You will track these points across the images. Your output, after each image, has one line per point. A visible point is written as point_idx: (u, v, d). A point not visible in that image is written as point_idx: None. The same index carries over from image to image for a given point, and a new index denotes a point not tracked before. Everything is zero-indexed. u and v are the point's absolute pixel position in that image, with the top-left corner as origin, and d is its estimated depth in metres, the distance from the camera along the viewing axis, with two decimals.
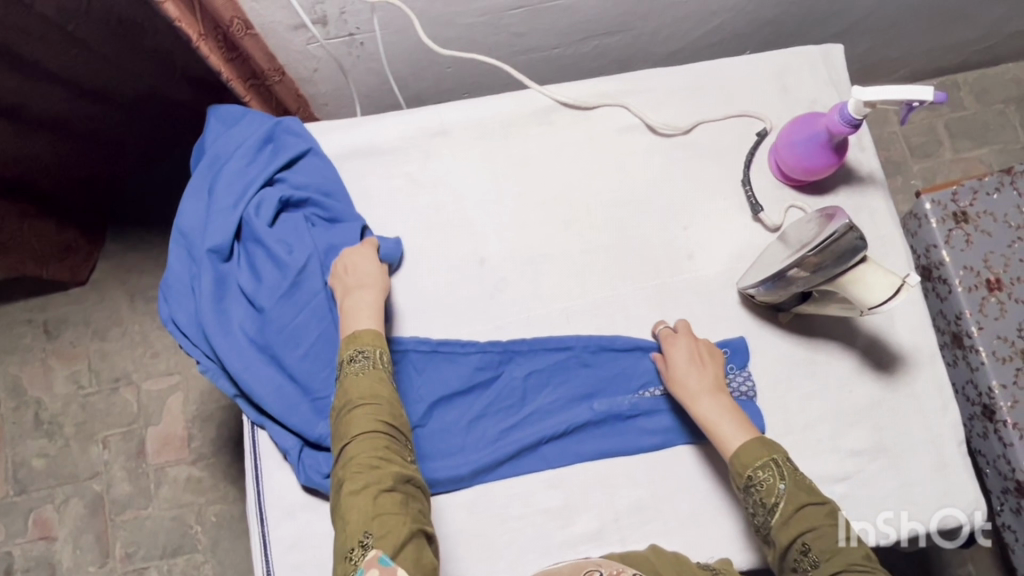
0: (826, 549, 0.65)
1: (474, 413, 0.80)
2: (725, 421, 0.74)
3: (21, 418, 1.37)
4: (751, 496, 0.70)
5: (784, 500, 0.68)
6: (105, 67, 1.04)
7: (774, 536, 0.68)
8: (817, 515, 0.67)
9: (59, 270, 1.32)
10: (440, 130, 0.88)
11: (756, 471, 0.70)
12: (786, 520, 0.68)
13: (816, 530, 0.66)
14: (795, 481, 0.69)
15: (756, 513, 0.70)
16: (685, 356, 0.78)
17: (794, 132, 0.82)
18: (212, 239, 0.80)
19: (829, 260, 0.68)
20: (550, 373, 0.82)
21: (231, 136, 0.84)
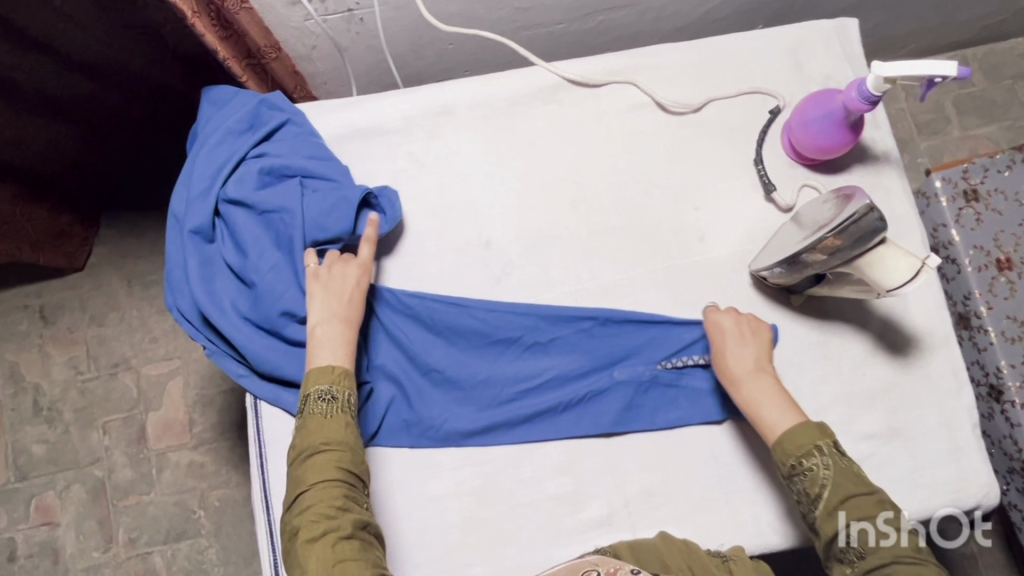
0: (869, 541, 0.62)
1: (479, 371, 0.80)
2: (770, 404, 0.71)
3: (20, 405, 1.35)
4: (795, 485, 0.67)
5: (829, 489, 0.65)
6: (93, 44, 1.01)
7: (820, 525, 0.65)
8: (863, 504, 0.64)
9: (54, 256, 1.29)
10: (443, 109, 0.86)
11: (801, 459, 0.67)
12: (831, 510, 0.65)
13: (860, 520, 0.63)
14: (842, 472, 0.66)
15: (804, 504, 0.67)
16: (726, 333, 0.76)
17: (809, 109, 0.79)
18: (192, 220, 0.78)
19: (848, 242, 0.67)
20: (555, 331, 0.81)
21: (220, 117, 0.82)
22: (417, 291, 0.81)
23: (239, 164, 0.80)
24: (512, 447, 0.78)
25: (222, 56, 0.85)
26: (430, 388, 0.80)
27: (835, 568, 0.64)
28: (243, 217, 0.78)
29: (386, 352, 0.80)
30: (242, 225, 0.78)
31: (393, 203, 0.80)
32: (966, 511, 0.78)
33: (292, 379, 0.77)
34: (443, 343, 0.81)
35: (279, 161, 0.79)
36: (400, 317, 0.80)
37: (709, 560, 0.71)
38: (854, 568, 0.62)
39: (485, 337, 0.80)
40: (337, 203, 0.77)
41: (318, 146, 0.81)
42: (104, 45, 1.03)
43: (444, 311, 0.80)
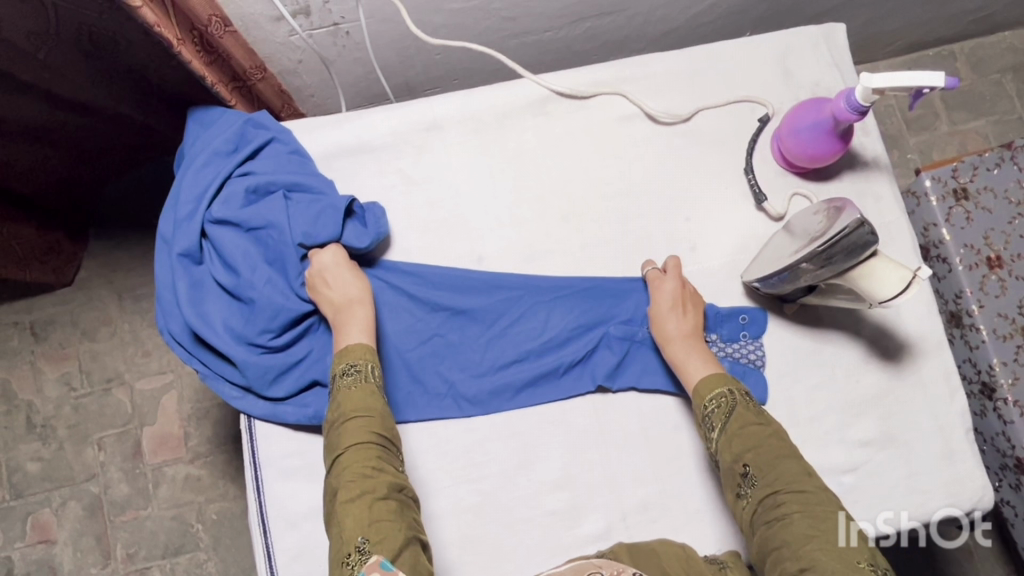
0: (763, 466, 0.64)
1: (480, 337, 0.82)
2: (696, 357, 0.75)
3: (12, 422, 1.34)
4: (708, 424, 0.70)
5: (734, 419, 0.68)
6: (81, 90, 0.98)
7: (721, 458, 0.68)
8: (758, 434, 0.66)
9: (41, 273, 1.28)
10: (432, 124, 0.85)
11: (712, 400, 0.71)
12: (732, 439, 0.67)
13: (756, 449, 0.65)
14: (744, 405, 0.69)
15: (711, 441, 0.70)
16: (667, 299, 0.78)
17: (797, 119, 0.79)
18: (180, 244, 0.76)
19: (839, 254, 0.66)
20: (557, 294, 0.82)
21: (205, 137, 0.80)
22: (416, 259, 0.82)
23: (224, 184, 0.78)
24: (509, 463, 0.78)
25: (209, 81, 0.85)
26: (433, 356, 0.81)
27: (734, 503, 0.66)
28: (230, 236, 0.77)
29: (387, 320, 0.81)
30: (230, 245, 0.76)
31: (382, 213, 0.79)
32: (962, 514, 0.79)
33: (288, 392, 0.78)
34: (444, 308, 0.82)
35: (264, 179, 0.78)
36: (402, 280, 0.81)
37: (706, 566, 0.70)
38: (751, 498, 0.64)
39: (485, 299, 0.82)
40: (324, 214, 0.77)
41: (304, 161, 0.80)
42: (96, 95, 0.99)
43: (444, 275, 0.82)
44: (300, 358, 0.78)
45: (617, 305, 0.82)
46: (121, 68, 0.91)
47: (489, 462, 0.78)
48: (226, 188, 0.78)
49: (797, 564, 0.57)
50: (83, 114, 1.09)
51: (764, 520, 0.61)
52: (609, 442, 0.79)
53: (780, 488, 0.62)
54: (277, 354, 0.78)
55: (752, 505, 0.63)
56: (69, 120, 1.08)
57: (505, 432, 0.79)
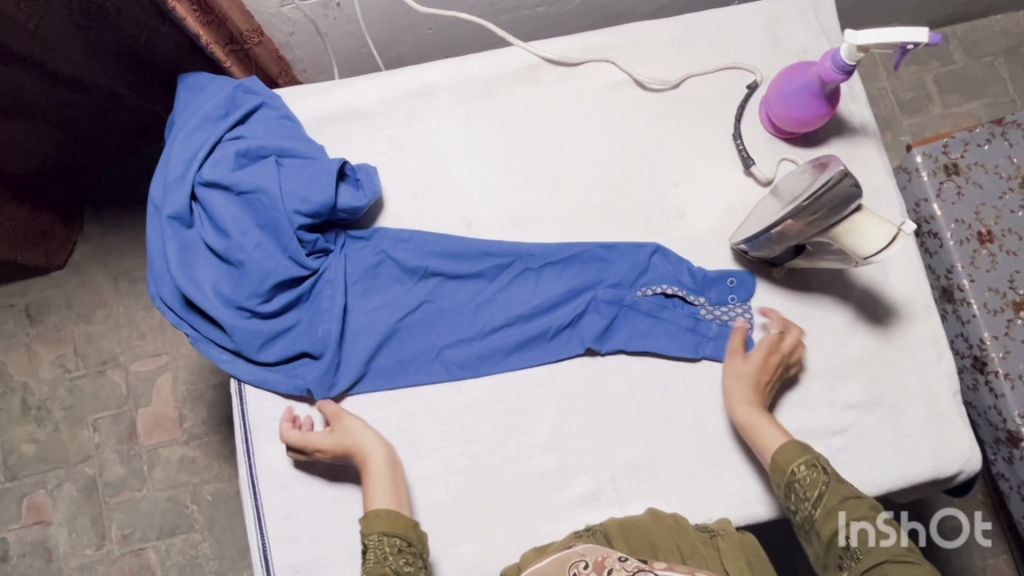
0: (868, 544, 0.64)
1: (469, 303, 0.81)
2: (768, 426, 0.74)
3: (8, 404, 1.35)
4: (793, 493, 0.70)
5: (825, 492, 0.68)
6: (76, 66, 1.00)
7: (817, 528, 0.67)
8: (859, 509, 0.66)
9: (34, 256, 1.29)
10: (422, 91, 0.85)
11: (798, 467, 0.70)
12: (828, 512, 0.67)
13: (860, 520, 0.65)
14: (837, 478, 0.69)
15: (798, 510, 0.69)
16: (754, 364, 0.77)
17: (785, 83, 0.79)
18: (170, 206, 0.76)
19: (825, 209, 0.66)
20: (547, 258, 0.82)
21: (196, 103, 0.80)
22: (408, 226, 0.82)
23: (215, 148, 0.78)
24: (498, 426, 0.79)
25: (204, 41, 0.84)
26: (422, 322, 0.81)
27: (829, 572, 0.66)
28: (220, 199, 0.76)
29: (377, 288, 0.81)
30: (219, 208, 0.76)
31: (372, 177, 0.80)
32: (950, 476, 0.79)
33: (278, 357, 0.78)
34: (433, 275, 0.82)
35: (254, 142, 0.78)
36: (391, 246, 0.81)
37: (697, 535, 0.72)
38: (852, 572, 0.63)
39: (475, 266, 0.82)
40: (315, 176, 0.76)
41: (294, 126, 0.80)
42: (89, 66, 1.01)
43: (434, 241, 0.81)
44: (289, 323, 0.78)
45: (607, 269, 0.82)
46: (112, 40, 0.95)
47: (479, 424, 0.78)
48: (216, 152, 0.77)
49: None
50: (78, 90, 1.09)
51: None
52: (597, 404, 0.80)
53: (886, 564, 0.62)
54: (266, 319, 0.78)
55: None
56: (64, 96, 1.09)
57: (493, 394, 0.79)
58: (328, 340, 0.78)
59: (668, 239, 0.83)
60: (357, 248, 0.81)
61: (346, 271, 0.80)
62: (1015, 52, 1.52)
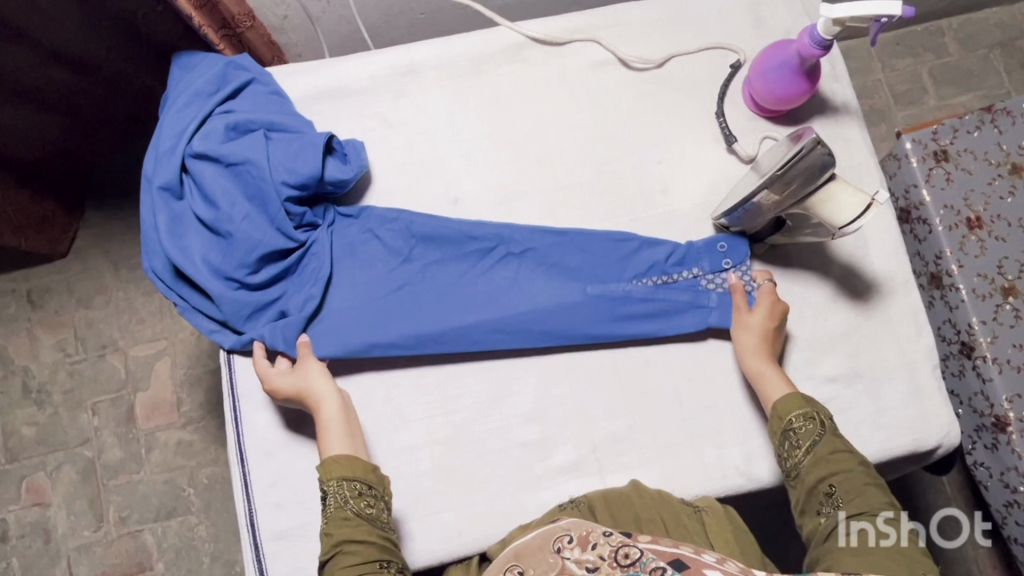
0: (850, 492, 0.66)
1: (451, 285, 0.82)
2: (774, 379, 0.75)
3: (9, 387, 1.37)
4: (788, 441, 0.71)
5: (820, 445, 0.70)
6: (72, 41, 1.04)
7: (801, 475, 0.69)
8: (848, 461, 0.68)
9: (36, 243, 1.31)
10: (410, 70, 0.87)
11: (797, 418, 0.71)
12: (818, 461, 0.69)
13: (846, 475, 0.67)
14: (832, 432, 0.71)
15: (788, 457, 0.71)
16: (766, 319, 0.77)
17: (766, 60, 0.81)
18: (161, 177, 0.78)
19: (799, 178, 0.67)
20: (531, 238, 0.83)
21: (188, 79, 0.82)
22: (394, 208, 0.83)
23: (205, 121, 0.80)
24: (481, 397, 0.80)
25: (196, 23, 0.86)
26: (403, 303, 0.80)
27: (805, 518, 0.68)
28: (209, 171, 0.78)
29: (361, 267, 0.82)
30: (209, 179, 0.78)
31: (359, 151, 0.82)
32: (929, 451, 0.80)
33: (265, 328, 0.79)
34: (415, 258, 0.83)
35: (244, 116, 0.79)
36: (377, 228, 0.83)
37: (682, 509, 0.72)
38: (829, 518, 0.66)
39: (459, 248, 0.83)
40: (303, 149, 0.78)
41: (283, 102, 0.82)
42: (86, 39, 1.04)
43: (418, 223, 0.83)
44: (275, 296, 0.80)
45: (590, 245, 0.83)
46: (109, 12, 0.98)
47: (463, 395, 0.80)
48: (206, 125, 0.79)
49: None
50: (78, 74, 1.12)
51: (843, 535, 0.63)
52: (578, 375, 0.81)
53: (866, 513, 0.64)
54: (253, 290, 0.79)
55: (831, 523, 0.65)
56: (64, 79, 1.11)
57: (477, 367, 0.81)
58: (312, 314, 0.79)
59: (651, 216, 0.84)
60: (344, 226, 0.83)
61: (332, 248, 0.82)
62: (1010, 44, 1.53)
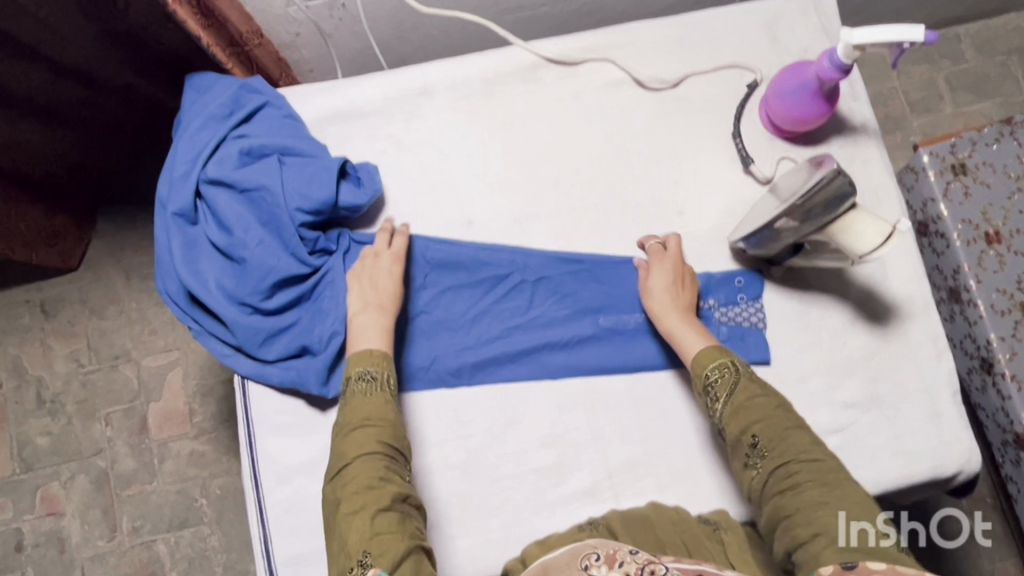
0: (773, 440, 0.64)
1: (466, 314, 0.82)
2: (687, 333, 0.75)
3: (23, 397, 1.38)
4: (709, 397, 0.70)
5: (736, 393, 0.69)
6: (86, 58, 1.02)
7: (725, 428, 0.68)
8: (765, 406, 0.67)
9: (48, 257, 1.32)
10: (423, 91, 0.86)
11: (712, 371, 0.71)
12: (736, 412, 0.68)
13: (765, 421, 0.66)
14: (747, 378, 0.70)
15: (711, 412, 0.70)
16: (665, 278, 0.79)
17: (783, 82, 0.80)
18: (176, 203, 0.78)
19: (819, 206, 0.66)
20: (546, 269, 0.83)
21: (202, 101, 0.82)
22: (408, 232, 0.83)
23: (219, 146, 0.79)
24: (496, 422, 0.79)
25: (204, 43, 0.87)
26: (419, 333, 0.82)
27: (741, 472, 0.66)
28: (224, 197, 0.78)
29: None
30: (224, 206, 0.78)
31: (373, 175, 0.82)
32: (951, 476, 0.79)
33: (278, 355, 0.79)
34: (430, 286, 0.83)
35: (257, 141, 0.79)
36: None
37: (700, 529, 0.71)
38: (760, 470, 0.64)
39: (473, 276, 0.83)
40: (318, 174, 0.78)
41: (297, 125, 0.82)
42: (100, 59, 1.03)
43: (434, 251, 0.82)
44: (289, 321, 0.80)
45: (607, 270, 0.83)
46: (120, 32, 0.95)
47: (477, 420, 0.79)
48: (220, 150, 0.79)
49: (809, 529, 0.58)
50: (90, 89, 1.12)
51: (777, 488, 0.62)
52: (594, 400, 0.80)
53: (792, 459, 0.63)
54: (267, 316, 0.79)
55: (763, 475, 0.64)
56: (75, 93, 1.11)
57: (491, 394, 0.80)
58: (325, 339, 0.78)
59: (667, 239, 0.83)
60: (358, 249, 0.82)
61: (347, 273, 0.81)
62: None
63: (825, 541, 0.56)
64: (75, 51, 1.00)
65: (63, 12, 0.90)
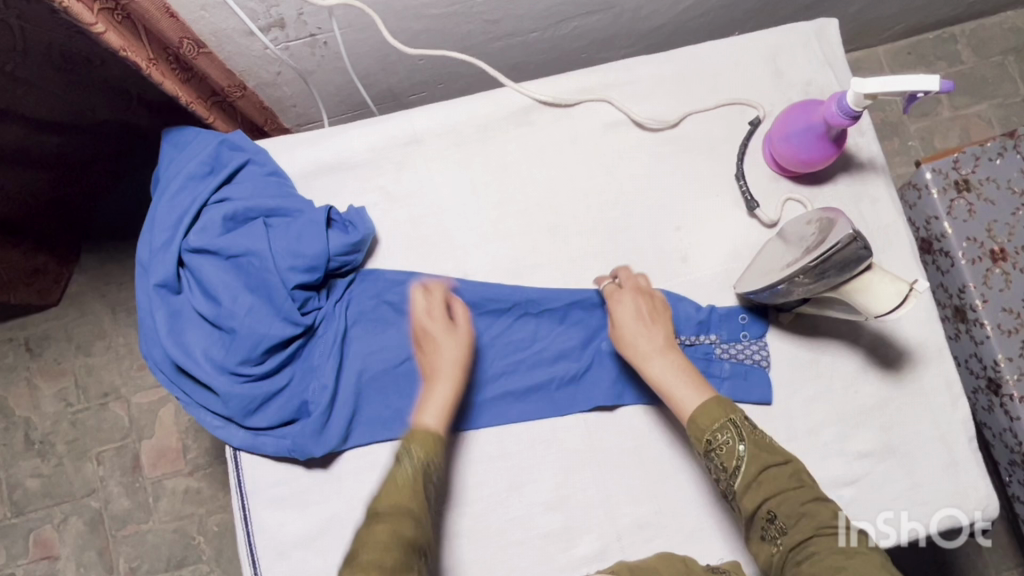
0: (792, 513, 0.60)
1: (469, 350, 0.80)
2: (675, 381, 0.69)
3: (11, 439, 1.33)
4: (712, 463, 0.64)
5: (746, 460, 0.63)
6: (58, 105, 0.97)
7: (738, 500, 0.63)
8: (776, 477, 0.62)
9: (27, 295, 1.27)
10: (412, 138, 0.82)
11: (715, 435, 0.64)
12: (749, 483, 0.62)
13: (780, 495, 0.61)
14: (752, 438, 0.64)
15: (720, 479, 0.65)
16: (634, 316, 0.74)
17: (789, 123, 0.77)
18: (157, 274, 0.74)
19: (833, 269, 0.64)
20: (549, 304, 0.80)
21: (180, 160, 0.78)
22: (406, 269, 0.80)
23: (200, 210, 0.76)
24: (500, 485, 0.76)
25: (184, 101, 0.82)
26: (421, 371, 0.79)
27: (758, 547, 0.62)
28: (209, 265, 0.74)
29: (377, 333, 0.79)
30: (209, 274, 0.74)
31: (363, 216, 0.78)
32: (969, 521, 0.77)
33: (272, 422, 0.76)
34: None
35: (240, 204, 0.75)
36: (388, 290, 0.79)
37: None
38: (780, 547, 0.60)
39: (474, 311, 0.80)
40: (305, 230, 0.75)
41: (282, 183, 0.78)
42: (70, 104, 0.98)
43: (433, 285, 0.80)
44: (281, 384, 0.76)
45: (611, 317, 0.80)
46: (96, 79, 0.92)
47: (480, 484, 0.76)
48: (202, 214, 0.75)
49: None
50: (63, 132, 1.06)
51: (795, 562, 0.58)
52: (601, 459, 0.78)
53: (813, 534, 0.58)
54: (258, 383, 0.75)
55: (783, 553, 0.59)
56: (48, 138, 1.06)
57: (495, 451, 0.77)
58: (321, 403, 0.76)
59: (671, 288, 0.80)
60: (348, 296, 0.80)
61: (345, 317, 0.79)
62: None
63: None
64: (50, 101, 0.95)
65: (31, 66, 0.85)
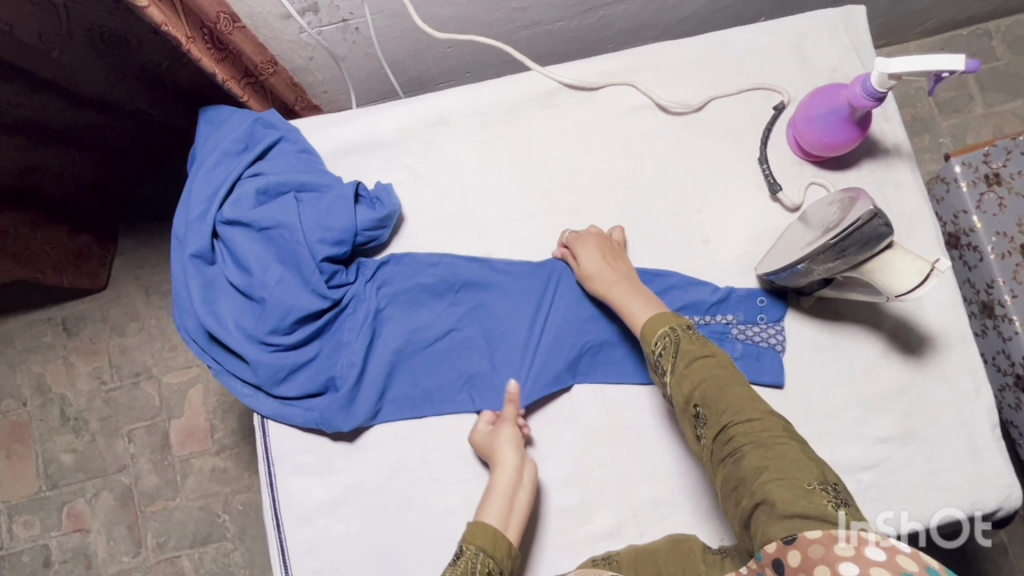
0: (712, 400, 0.62)
1: (494, 329, 0.81)
2: (635, 302, 0.73)
3: (46, 415, 1.36)
4: (659, 367, 0.67)
5: (681, 359, 0.65)
6: (100, 86, 1.00)
7: (672, 396, 0.66)
8: (705, 366, 0.63)
9: (77, 277, 1.29)
10: (440, 119, 0.84)
11: (658, 343, 0.68)
12: (680, 376, 0.64)
13: (703, 384, 0.63)
14: (692, 340, 0.66)
15: (662, 381, 0.67)
16: (598, 254, 0.77)
17: (813, 106, 0.77)
18: (193, 244, 0.77)
19: (853, 246, 0.65)
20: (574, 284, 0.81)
21: (216, 137, 0.81)
22: (436, 251, 0.82)
23: (234, 185, 0.79)
24: None
25: (220, 78, 0.86)
26: (449, 350, 0.81)
27: (693, 440, 0.64)
28: (242, 237, 0.77)
29: (405, 312, 0.81)
30: (242, 246, 0.77)
31: (390, 193, 0.80)
32: (991, 511, 0.76)
33: (300, 393, 0.78)
34: (458, 302, 0.82)
35: (273, 179, 0.78)
36: (418, 270, 0.81)
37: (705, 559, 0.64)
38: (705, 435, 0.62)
39: (500, 292, 0.81)
40: (335, 205, 0.78)
41: (313, 160, 0.81)
42: (115, 88, 1.02)
43: (460, 265, 0.81)
44: (309, 356, 0.78)
45: None
46: (135, 66, 0.96)
47: None
48: (236, 188, 0.78)
49: (753, 500, 0.55)
50: (104, 111, 1.09)
51: (721, 458, 0.60)
52: (620, 436, 0.78)
53: (729, 420, 0.60)
54: (287, 353, 0.78)
55: (709, 442, 0.61)
56: (90, 119, 1.09)
57: None
58: (348, 378, 0.78)
59: (693, 271, 0.81)
60: (378, 277, 0.81)
61: (377, 297, 0.81)
62: None
63: (768, 512, 0.53)
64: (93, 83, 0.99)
65: (76, 51, 0.89)
